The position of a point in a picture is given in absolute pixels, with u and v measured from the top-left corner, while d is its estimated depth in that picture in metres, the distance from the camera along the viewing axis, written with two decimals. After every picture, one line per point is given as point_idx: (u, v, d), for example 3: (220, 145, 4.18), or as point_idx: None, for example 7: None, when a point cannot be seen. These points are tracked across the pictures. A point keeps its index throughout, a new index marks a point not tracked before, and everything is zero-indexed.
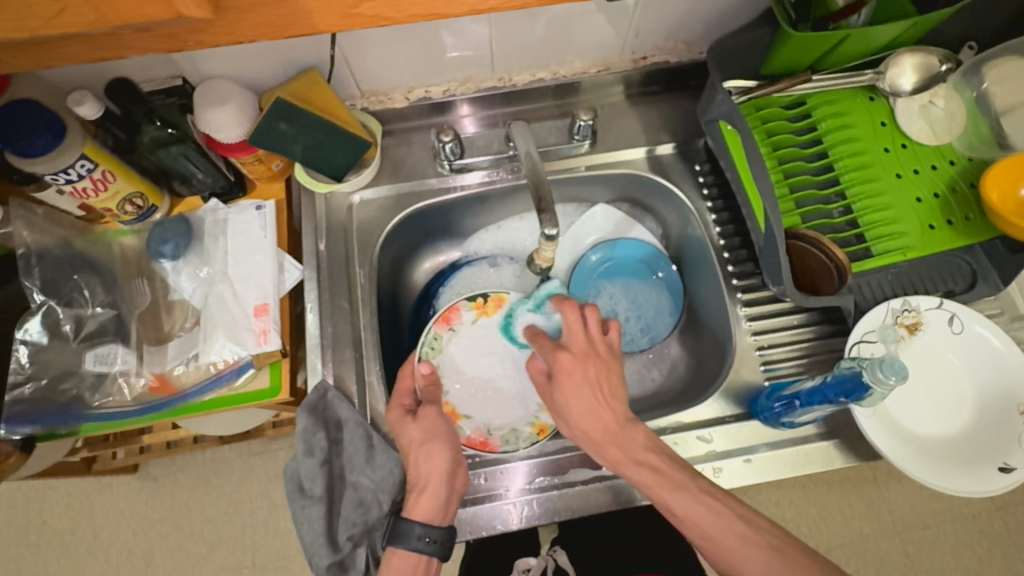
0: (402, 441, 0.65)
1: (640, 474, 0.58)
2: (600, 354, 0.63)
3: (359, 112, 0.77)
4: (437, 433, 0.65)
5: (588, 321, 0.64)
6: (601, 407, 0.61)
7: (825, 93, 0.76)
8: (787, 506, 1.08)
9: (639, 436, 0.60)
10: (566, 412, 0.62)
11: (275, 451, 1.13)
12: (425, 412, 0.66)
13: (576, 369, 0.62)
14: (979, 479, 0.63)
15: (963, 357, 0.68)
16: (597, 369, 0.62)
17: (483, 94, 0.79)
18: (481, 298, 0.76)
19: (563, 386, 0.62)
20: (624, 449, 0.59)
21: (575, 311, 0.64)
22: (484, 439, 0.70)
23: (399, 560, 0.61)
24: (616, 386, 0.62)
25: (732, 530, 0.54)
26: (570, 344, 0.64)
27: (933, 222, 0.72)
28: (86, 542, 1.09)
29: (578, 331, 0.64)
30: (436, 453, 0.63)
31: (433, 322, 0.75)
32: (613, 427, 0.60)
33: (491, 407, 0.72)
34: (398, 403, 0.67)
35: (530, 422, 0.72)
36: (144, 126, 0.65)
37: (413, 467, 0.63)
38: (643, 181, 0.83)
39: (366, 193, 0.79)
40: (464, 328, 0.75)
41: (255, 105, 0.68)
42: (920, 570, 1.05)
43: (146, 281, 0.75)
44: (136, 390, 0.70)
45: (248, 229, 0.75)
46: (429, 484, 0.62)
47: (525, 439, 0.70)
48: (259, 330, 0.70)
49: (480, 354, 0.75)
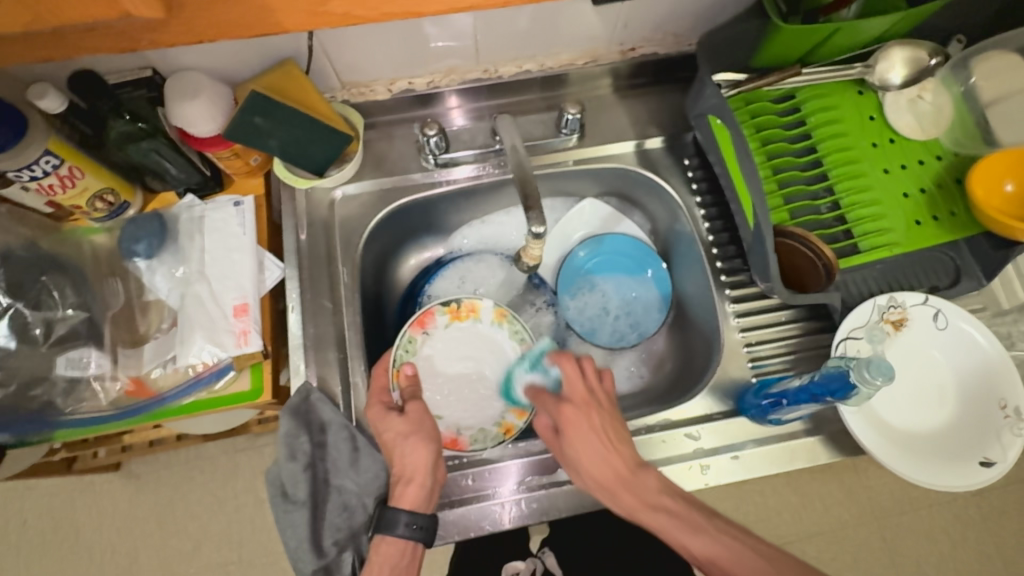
0: (386, 437, 0.63)
1: (658, 519, 0.58)
2: (601, 402, 0.64)
3: (340, 105, 0.75)
4: (422, 427, 0.63)
5: (584, 370, 0.65)
6: (610, 454, 0.61)
7: (814, 87, 0.76)
8: (771, 494, 1.09)
9: (651, 479, 0.60)
10: (576, 462, 0.61)
11: (261, 447, 1.11)
12: (411, 407, 0.64)
13: (581, 418, 0.62)
14: (961, 473, 0.64)
15: (946, 353, 0.69)
16: (601, 418, 0.62)
17: (469, 86, 0.77)
18: (454, 303, 0.73)
19: (571, 437, 0.62)
20: (639, 494, 0.59)
21: (570, 361, 0.66)
22: (454, 438, 0.69)
23: (390, 547, 0.60)
24: (620, 433, 0.62)
25: (753, 567, 0.53)
26: (571, 394, 0.64)
27: (919, 218, 0.72)
28: (67, 542, 1.07)
29: (577, 382, 0.65)
30: (421, 446, 0.62)
31: (408, 326, 0.72)
32: (624, 473, 0.60)
33: (461, 405, 0.71)
34: (379, 401, 0.65)
35: (496, 422, 0.71)
36: (112, 121, 0.62)
37: (398, 460, 0.62)
38: (631, 175, 0.82)
39: (349, 188, 0.77)
40: (438, 332, 0.73)
41: (231, 99, 0.66)
42: (898, 554, 1.06)
43: (120, 281, 0.73)
44: (111, 395, 0.69)
45: (225, 226, 0.72)
46: (417, 474, 0.61)
47: (492, 438, 0.70)
48: (239, 331, 0.68)
49: (456, 356, 0.73)
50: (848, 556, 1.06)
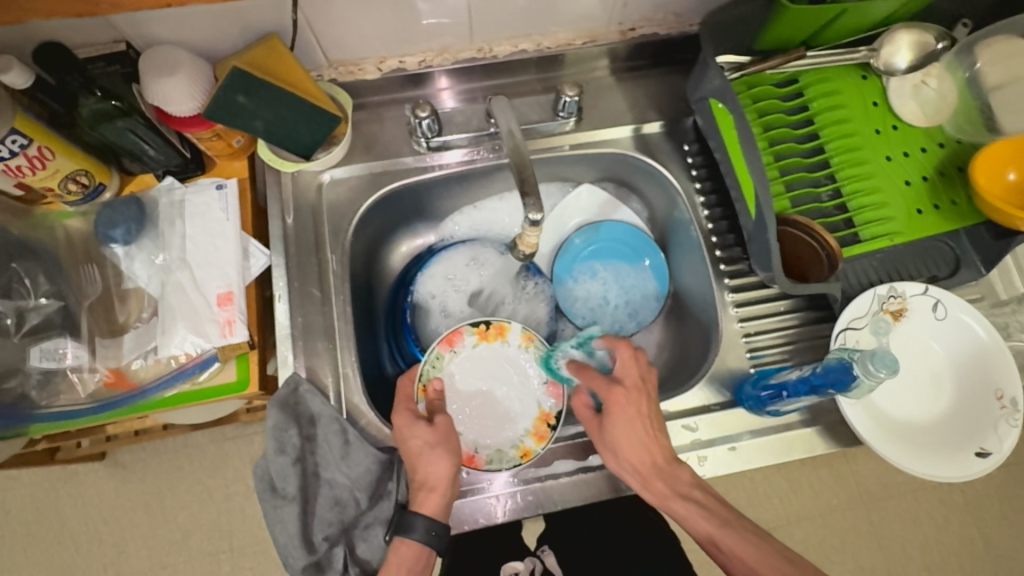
0: (411, 445, 0.61)
1: (687, 508, 0.59)
2: (650, 391, 0.62)
3: (328, 84, 0.71)
4: (450, 440, 0.61)
5: (641, 356, 0.63)
6: (650, 443, 0.61)
7: (818, 71, 0.74)
8: (761, 479, 1.06)
9: (684, 473, 0.61)
10: (614, 445, 0.61)
11: (251, 435, 1.08)
12: (440, 419, 0.62)
13: (629, 403, 0.61)
14: (958, 464, 0.64)
15: (944, 344, 0.68)
16: (648, 406, 0.62)
17: (462, 66, 0.74)
18: (484, 324, 0.69)
19: (616, 421, 0.61)
20: (671, 484, 0.60)
21: (627, 348, 0.63)
22: (470, 455, 0.66)
23: (408, 550, 0.59)
24: (660, 423, 0.62)
25: (776, 566, 0.55)
26: (624, 379, 0.62)
27: (920, 207, 0.71)
28: (52, 532, 1.04)
29: (632, 368, 0.62)
30: (445, 458, 0.60)
31: (437, 342, 0.68)
32: (660, 462, 0.60)
33: (480, 424, 0.67)
34: (407, 408, 0.63)
35: (514, 444, 0.67)
36: (82, 98, 0.59)
37: (422, 469, 0.60)
38: (629, 161, 0.79)
39: (338, 172, 0.74)
40: (466, 351, 0.69)
41: (210, 75, 0.62)
42: (883, 538, 1.04)
43: (96, 268, 0.69)
44: (90, 387, 0.66)
45: (208, 211, 0.69)
46: (440, 484, 0.60)
47: (509, 461, 0.66)
48: (223, 321, 0.66)
49: (481, 376, 0.69)
50: (835, 540, 1.05)
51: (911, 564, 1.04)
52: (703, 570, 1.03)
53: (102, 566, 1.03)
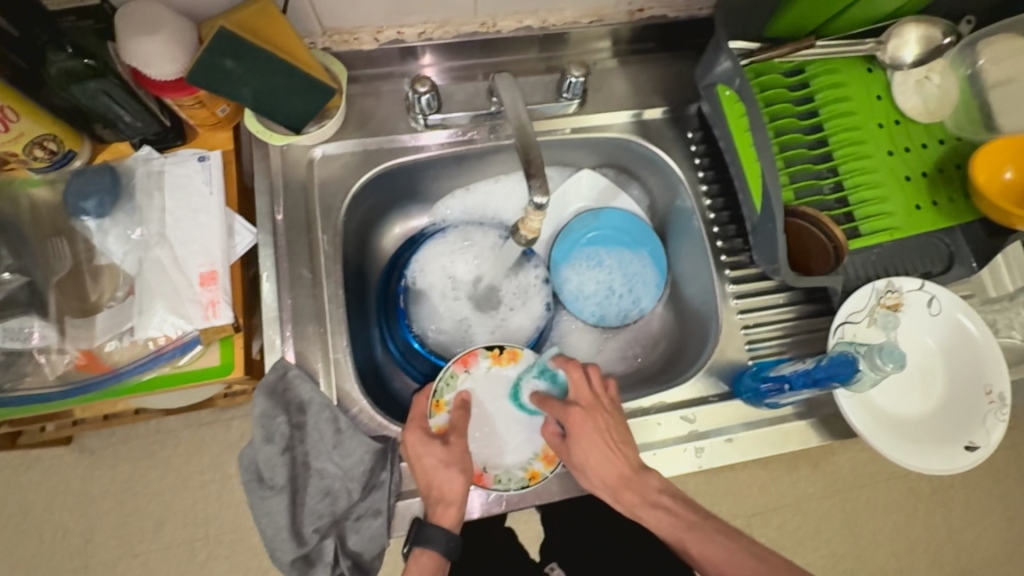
0: (424, 463, 0.60)
1: (656, 515, 0.61)
2: (606, 406, 0.63)
3: (320, 53, 0.67)
4: (465, 460, 0.61)
5: (592, 375, 0.64)
6: (615, 457, 0.61)
7: (825, 61, 0.73)
8: (742, 470, 1.07)
9: (653, 479, 0.62)
10: (582, 465, 0.61)
11: (228, 421, 1.04)
12: (457, 438, 0.62)
13: (586, 422, 0.61)
14: (948, 456, 0.65)
15: (937, 339, 0.69)
16: (606, 420, 0.62)
17: (461, 41, 0.71)
18: (498, 347, 0.66)
19: (578, 441, 0.61)
20: (640, 492, 0.61)
21: (576, 368, 0.64)
22: (479, 474, 0.63)
23: (429, 559, 0.60)
24: (624, 435, 0.62)
25: (745, 566, 0.56)
26: (577, 400, 0.63)
27: (919, 203, 0.71)
28: (14, 520, 0.99)
29: (583, 388, 0.63)
30: (461, 475, 0.60)
31: (451, 361, 0.66)
32: (627, 473, 0.61)
33: (491, 443, 0.65)
34: (421, 426, 0.62)
35: (522, 466, 0.64)
36: (50, 54, 0.54)
37: (436, 486, 0.60)
38: (631, 147, 0.77)
39: (329, 148, 0.70)
40: (480, 373, 0.66)
41: (195, 37, 0.57)
42: (855, 527, 1.07)
43: (65, 242, 0.65)
44: (59, 369, 0.62)
45: (189, 183, 0.65)
46: (457, 497, 0.60)
47: (516, 483, 0.63)
48: (206, 302, 0.62)
49: (496, 399, 0.66)
50: (811, 527, 1.07)
51: (880, 550, 1.06)
52: None
53: (69, 554, 0.99)
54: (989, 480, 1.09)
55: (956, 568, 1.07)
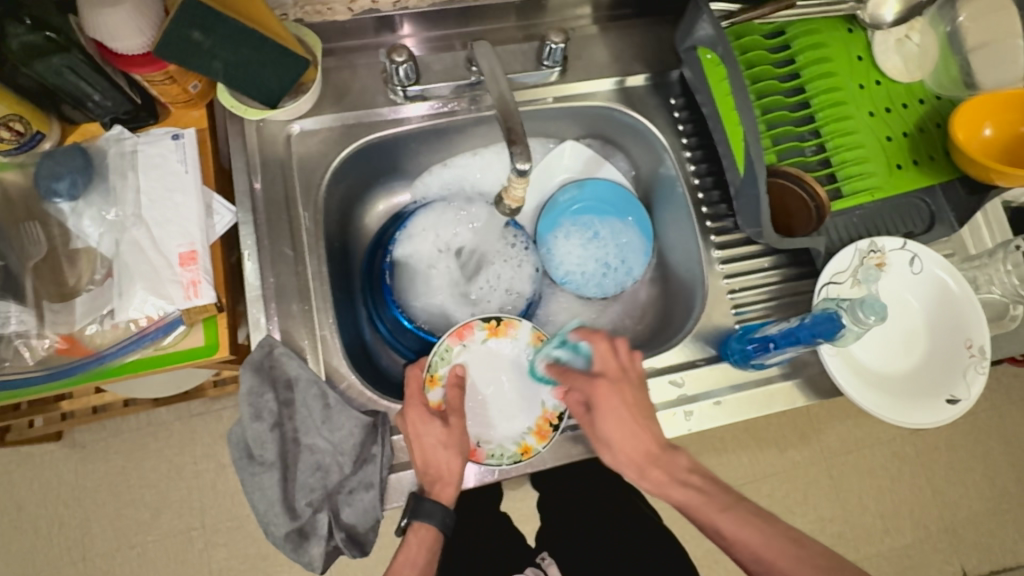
0: (423, 441, 0.60)
1: (685, 494, 0.59)
2: (634, 378, 0.62)
3: (293, 25, 0.65)
4: (462, 442, 0.61)
5: (618, 346, 0.63)
6: (642, 432, 0.60)
7: (806, 22, 0.72)
8: (732, 440, 1.08)
9: (681, 458, 0.61)
10: (607, 439, 0.60)
11: (219, 411, 1.04)
12: (455, 418, 0.62)
13: (613, 394, 0.60)
14: (931, 410, 0.66)
15: (919, 296, 0.70)
16: (632, 393, 0.61)
17: (437, 9, 0.69)
18: (495, 319, 0.66)
19: (604, 412, 0.60)
20: (668, 470, 0.60)
21: (603, 339, 0.63)
22: (472, 448, 0.63)
23: (428, 530, 0.60)
24: (649, 411, 0.62)
25: (782, 549, 0.55)
26: (604, 371, 0.62)
27: (900, 163, 0.71)
28: (8, 516, 0.98)
29: (610, 359, 0.62)
30: (459, 455, 0.60)
31: (446, 334, 0.65)
32: (654, 451, 0.60)
33: (485, 417, 0.65)
34: (420, 403, 0.61)
35: (515, 440, 0.64)
36: (10, 27, 0.53)
37: (429, 464, 0.60)
38: (612, 115, 0.77)
39: (306, 123, 0.69)
40: (476, 346, 0.66)
41: (161, 9, 0.55)
42: (844, 490, 1.09)
43: (39, 226, 0.63)
44: (39, 353, 0.61)
45: (164, 163, 0.64)
46: (455, 476, 0.60)
47: (509, 457, 0.63)
48: (187, 282, 0.61)
49: (491, 374, 0.66)
50: (802, 492, 1.08)
51: (868, 512, 1.09)
52: (677, 526, 1.07)
53: (65, 548, 0.98)
54: (969, 441, 1.12)
55: (942, 527, 1.10)
